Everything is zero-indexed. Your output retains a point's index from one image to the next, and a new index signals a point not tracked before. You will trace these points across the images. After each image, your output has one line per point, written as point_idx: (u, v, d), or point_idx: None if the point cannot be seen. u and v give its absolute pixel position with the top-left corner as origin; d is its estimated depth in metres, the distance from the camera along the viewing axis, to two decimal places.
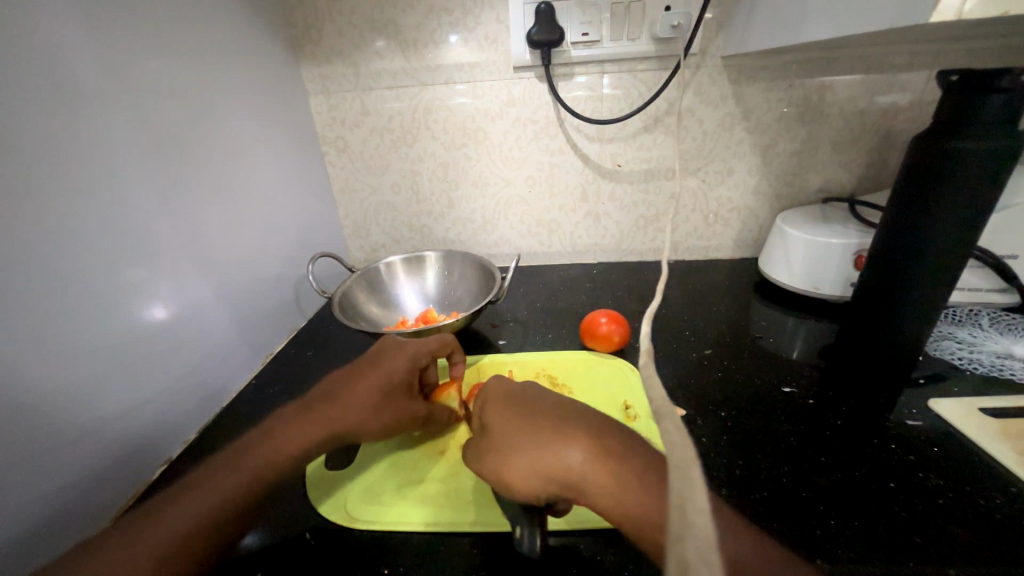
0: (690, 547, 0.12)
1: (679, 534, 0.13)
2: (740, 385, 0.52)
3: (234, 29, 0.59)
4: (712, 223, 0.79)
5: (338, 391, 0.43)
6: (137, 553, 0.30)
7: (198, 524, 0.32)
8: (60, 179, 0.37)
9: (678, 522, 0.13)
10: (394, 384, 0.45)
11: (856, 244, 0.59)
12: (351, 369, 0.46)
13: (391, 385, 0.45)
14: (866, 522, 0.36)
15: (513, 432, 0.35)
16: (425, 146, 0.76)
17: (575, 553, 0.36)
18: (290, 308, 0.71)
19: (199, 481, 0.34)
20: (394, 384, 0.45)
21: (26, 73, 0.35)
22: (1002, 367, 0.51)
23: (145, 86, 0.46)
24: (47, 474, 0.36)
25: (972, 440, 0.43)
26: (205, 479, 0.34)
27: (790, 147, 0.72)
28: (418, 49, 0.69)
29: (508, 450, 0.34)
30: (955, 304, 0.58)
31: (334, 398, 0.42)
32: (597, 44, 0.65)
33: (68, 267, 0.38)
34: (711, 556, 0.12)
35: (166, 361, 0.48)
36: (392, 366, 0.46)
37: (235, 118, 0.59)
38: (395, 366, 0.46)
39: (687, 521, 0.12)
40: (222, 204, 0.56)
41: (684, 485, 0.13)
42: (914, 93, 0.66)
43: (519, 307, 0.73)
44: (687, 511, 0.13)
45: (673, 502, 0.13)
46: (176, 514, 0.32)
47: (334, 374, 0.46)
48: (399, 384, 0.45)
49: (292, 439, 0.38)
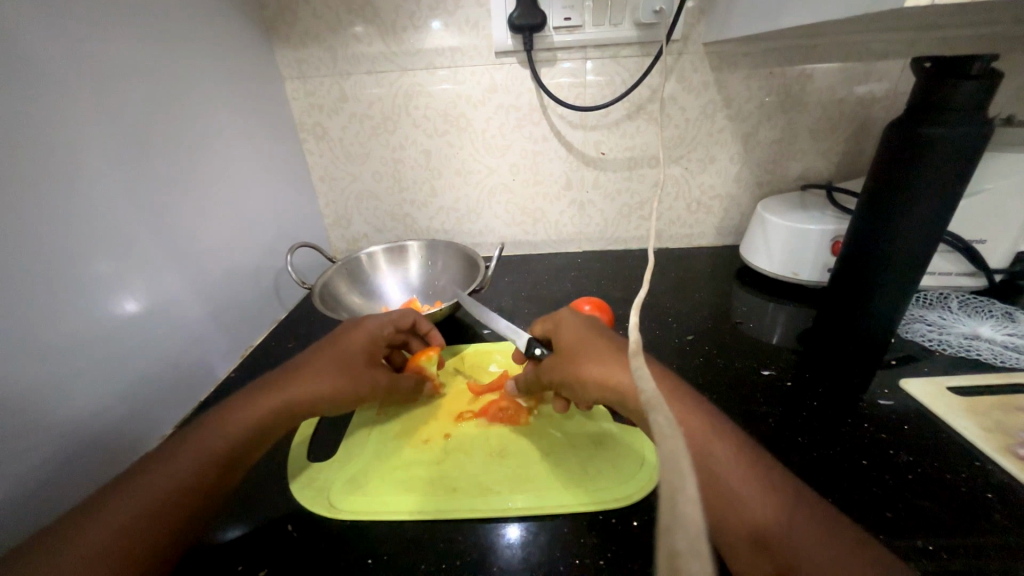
0: (680, 539, 0.12)
1: (668, 522, 0.12)
2: (720, 370, 0.53)
3: (203, 7, 0.56)
4: (694, 211, 0.80)
5: (305, 365, 0.43)
6: (84, 541, 0.29)
7: (161, 498, 0.32)
8: (19, 164, 0.35)
9: (670, 507, 0.12)
10: (355, 356, 0.45)
11: (833, 231, 0.60)
12: (315, 348, 0.46)
13: (353, 354, 0.45)
14: (839, 498, 0.37)
15: (589, 347, 0.41)
16: (407, 133, 0.74)
17: (561, 536, 0.37)
18: (269, 299, 0.70)
19: (157, 466, 0.34)
20: (354, 358, 0.45)
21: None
22: (969, 347, 0.53)
23: (110, 68, 0.43)
24: (11, 473, 0.35)
25: (940, 417, 0.44)
26: (172, 455, 0.35)
27: (770, 136, 0.72)
28: (398, 33, 0.67)
29: (587, 353, 0.40)
30: (926, 287, 0.60)
31: (297, 374, 0.42)
32: (579, 29, 0.64)
33: (26, 259, 0.36)
34: (702, 545, 0.12)
35: (141, 355, 0.46)
36: (350, 341, 0.46)
37: (207, 103, 0.57)
38: (353, 341, 0.46)
39: (677, 507, 0.12)
40: (195, 193, 0.54)
41: (676, 474, 0.13)
42: (890, 82, 0.67)
43: (503, 296, 0.73)
44: (676, 501, 0.12)
45: (665, 493, 0.13)
46: (144, 488, 0.32)
47: (300, 354, 0.46)
48: (361, 356, 0.45)
49: (247, 421, 0.38)
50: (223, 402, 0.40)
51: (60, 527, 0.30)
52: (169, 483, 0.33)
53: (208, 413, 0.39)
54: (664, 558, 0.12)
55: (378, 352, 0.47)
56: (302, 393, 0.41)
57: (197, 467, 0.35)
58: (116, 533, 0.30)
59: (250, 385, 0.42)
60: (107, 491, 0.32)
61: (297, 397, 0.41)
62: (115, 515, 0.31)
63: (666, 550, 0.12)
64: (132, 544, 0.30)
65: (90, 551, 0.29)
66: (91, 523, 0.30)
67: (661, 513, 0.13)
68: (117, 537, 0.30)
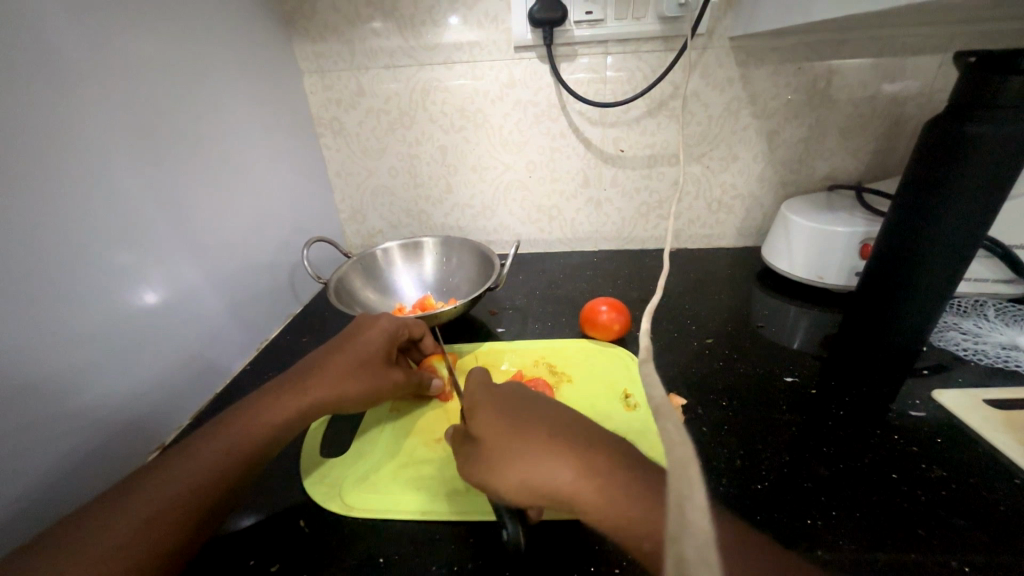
0: (689, 547, 0.13)
1: (678, 532, 0.14)
2: (741, 375, 0.52)
3: (224, 2, 0.57)
4: (715, 211, 0.78)
5: (320, 365, 0.43)
6: (106, 537, 0.29)
7: (182, 492, 0.32)
8: (44, 156, 0.36)
9: (678, 516, 0.14)
10: (372, 357, 0.45)
11: (862, 233, 0.57)
12: (329, 347, 0.46)
13: (369, 354, 0.45)
14: (867, 513, 0.36)
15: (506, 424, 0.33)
16: (423, 128, 0.74)
17: (575, 541, 0.36)
18: (285, 293, 0.70)
19: (176, 461, 0.34)
20: (369, 356, 0.45)
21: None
22: (1007, 358, 0.50)
23: (131, 61, 0.44)
24: (34, 459, 0.35)
25: (976, 431, 0.42)
26: (195, 449, 0.35)
27: (797, 134, 0.70)
28: (416, 27, 0.66)
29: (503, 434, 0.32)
30: (961, 294, 0.57)
31: (313, 373, 0.42)
32: (600, 24, 0.63)
33: (47, 251, 0.36)
34: (709, 552, 0.13)
35: (159, 347, 0.47)
36: (366, 339, 0.46)
37: (227, 99, 0.57)
38: (369, 339, 0.46)
39: (685, 518, 0.14)
40: (214, 188, 0.55)
41: (682, 483, 0.14)
42: (926, 79, 0.64)
43: (517, 295, 0.72)
44: (684, 510, 0.14)
45: (672, 500, 0.14)
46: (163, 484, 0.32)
47: (314, 353, 0.46)
48: (377, 357, 0.45)
49: (264, 419, 0.38)
50: (240, 402, 0.40)
51: (84, 515, 0.30)
52: (190, 477, 0.33)
53: (225, 411, 0.39)
54: (674, 561, 0.14)
55: (394, 353, 0.47)
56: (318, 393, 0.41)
57: (215, 462, 0.34)
58: (138, 528, 0.30)
59: (267, 385, 0.42)
60: (128, 485, 0.32)
61: (314, 397, 0.41)
62: (138, 506, 0.31)
63: (674, 556, 0.14)
64: (156, 536, 0.30)
65: (114, 544, 0.29)
66: (113, 513, 0.30)
67: (669, 515, 0.14)
68: (139, 532, 0.30)
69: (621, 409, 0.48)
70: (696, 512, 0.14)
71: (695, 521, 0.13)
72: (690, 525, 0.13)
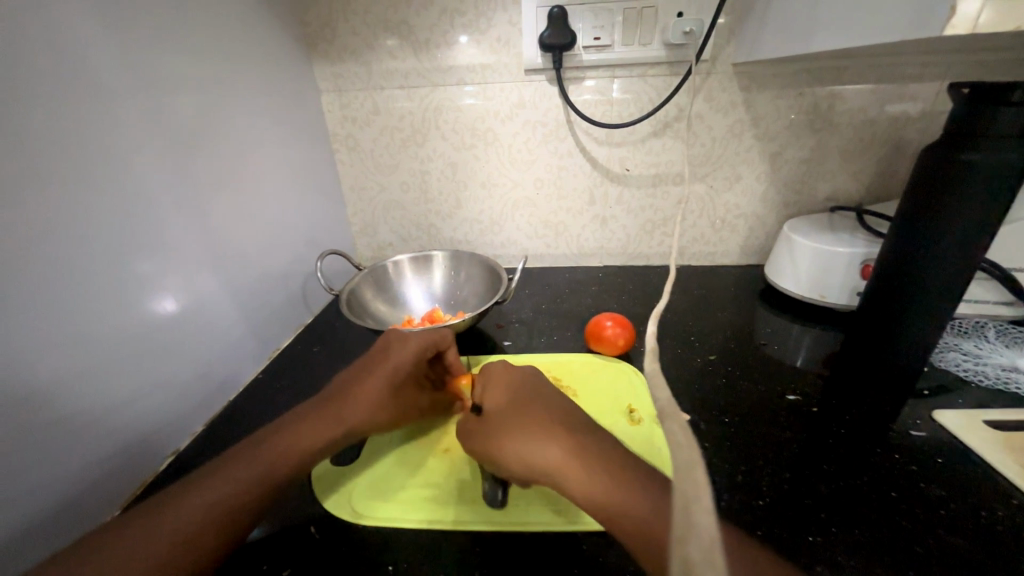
0: (692, 549, 0.14)
1: (684, 531, 0.15)
2: (743, 392, 0.52)
3: (250, 25, 0.59)
4: (718, 229, 0.79)
5: (351, 384, 0.45)
6: (146, 547, 0.30)
7: (216, 506, 0.34)
8: (75, 170, 0.38)
9: (685, 518, 0.14)
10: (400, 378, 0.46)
11: (863, 254, 0.58)
12: (360, 365, 0.47)
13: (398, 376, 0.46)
14: (867, 530, 0.36)
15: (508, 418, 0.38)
16: (435, 145, 0.76)
17: (577, 552, 0.36)
18: (297, 303, 0.72)
19: (215, 474, 0.35)
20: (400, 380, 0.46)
21: (30, 55, 0.35)
22: (1007, 380, 0.51)
23: (157, 80, 0.46)
24: (59, 460, 0.37)
25: (975, 452, 0.43)
26: (223, 470, 0.36)
27: (799, 156, 0.72)
28: (430, 50, 0.69)
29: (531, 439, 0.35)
30: (962, 315, 0.58)
31: (347, 396, 0.44)
32: (608, 49, 0.65)
33: (74, 259, 0.38)
34: (710, 550, 0.14)
35: (175, 354, 0.48)
36: (398, 360, 0.46)
37: (250, 118, 0.60)
38: (401, 360, 0.46)
39: (692, 520, 0.14)
40: (233, 200, 0.57)
41: (693, 486, 0.15)
42: (925, 103, 0.66)
43: (524, 308, 0.73)
44: (690, 510, 0.14)
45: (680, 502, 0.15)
46: (201, 494, 0.34)
47: (346, 371, 0.47)
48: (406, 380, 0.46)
49: (299, 441, 0.39)
50: (277, 419, 0.42)
51: (122, 524, 0.31)
52: (225, 491, 0.34)
53: (262, 428, 0.41)
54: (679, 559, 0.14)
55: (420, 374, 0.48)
56: (342, 416, 0.42)
57: (252, 481, 0.36)
58: (179, 541, 0.31)
59: (303, 403, 0.44)
60: (162, 499, 0.33)
61: (342, 421, 0.42)
62: (178, 518, 0.32)
63: (680, 556, 0.14)
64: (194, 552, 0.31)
65: (156, 557, 0.30)
66: (143, 531, 0.31)
67: (676, 518, 0.15)
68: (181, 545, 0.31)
69: (625, 424, 0.49)
70: (700, 511, 0.14)
71: (699, 520, 0.14)
72: (694, 525, 0.14)
